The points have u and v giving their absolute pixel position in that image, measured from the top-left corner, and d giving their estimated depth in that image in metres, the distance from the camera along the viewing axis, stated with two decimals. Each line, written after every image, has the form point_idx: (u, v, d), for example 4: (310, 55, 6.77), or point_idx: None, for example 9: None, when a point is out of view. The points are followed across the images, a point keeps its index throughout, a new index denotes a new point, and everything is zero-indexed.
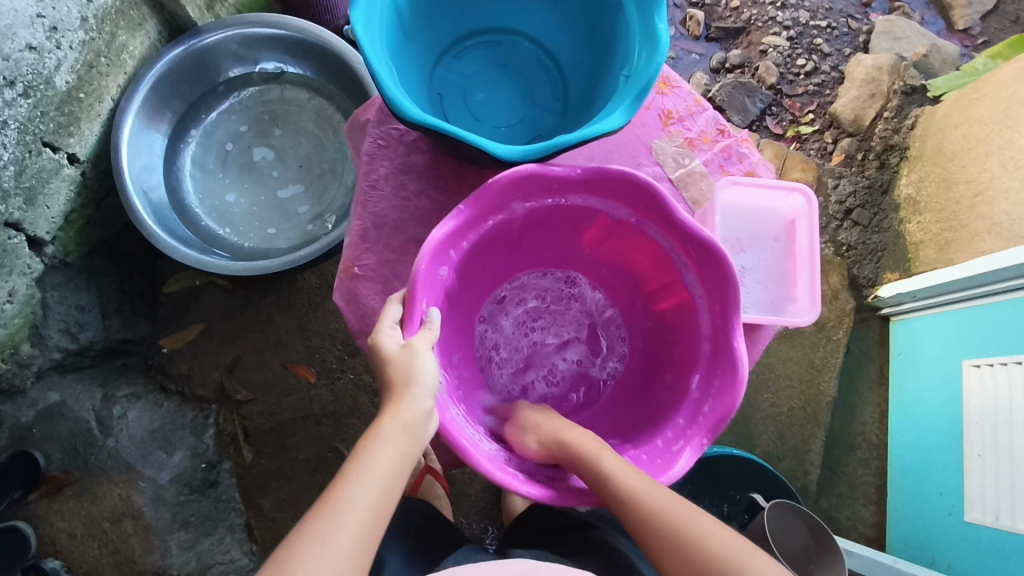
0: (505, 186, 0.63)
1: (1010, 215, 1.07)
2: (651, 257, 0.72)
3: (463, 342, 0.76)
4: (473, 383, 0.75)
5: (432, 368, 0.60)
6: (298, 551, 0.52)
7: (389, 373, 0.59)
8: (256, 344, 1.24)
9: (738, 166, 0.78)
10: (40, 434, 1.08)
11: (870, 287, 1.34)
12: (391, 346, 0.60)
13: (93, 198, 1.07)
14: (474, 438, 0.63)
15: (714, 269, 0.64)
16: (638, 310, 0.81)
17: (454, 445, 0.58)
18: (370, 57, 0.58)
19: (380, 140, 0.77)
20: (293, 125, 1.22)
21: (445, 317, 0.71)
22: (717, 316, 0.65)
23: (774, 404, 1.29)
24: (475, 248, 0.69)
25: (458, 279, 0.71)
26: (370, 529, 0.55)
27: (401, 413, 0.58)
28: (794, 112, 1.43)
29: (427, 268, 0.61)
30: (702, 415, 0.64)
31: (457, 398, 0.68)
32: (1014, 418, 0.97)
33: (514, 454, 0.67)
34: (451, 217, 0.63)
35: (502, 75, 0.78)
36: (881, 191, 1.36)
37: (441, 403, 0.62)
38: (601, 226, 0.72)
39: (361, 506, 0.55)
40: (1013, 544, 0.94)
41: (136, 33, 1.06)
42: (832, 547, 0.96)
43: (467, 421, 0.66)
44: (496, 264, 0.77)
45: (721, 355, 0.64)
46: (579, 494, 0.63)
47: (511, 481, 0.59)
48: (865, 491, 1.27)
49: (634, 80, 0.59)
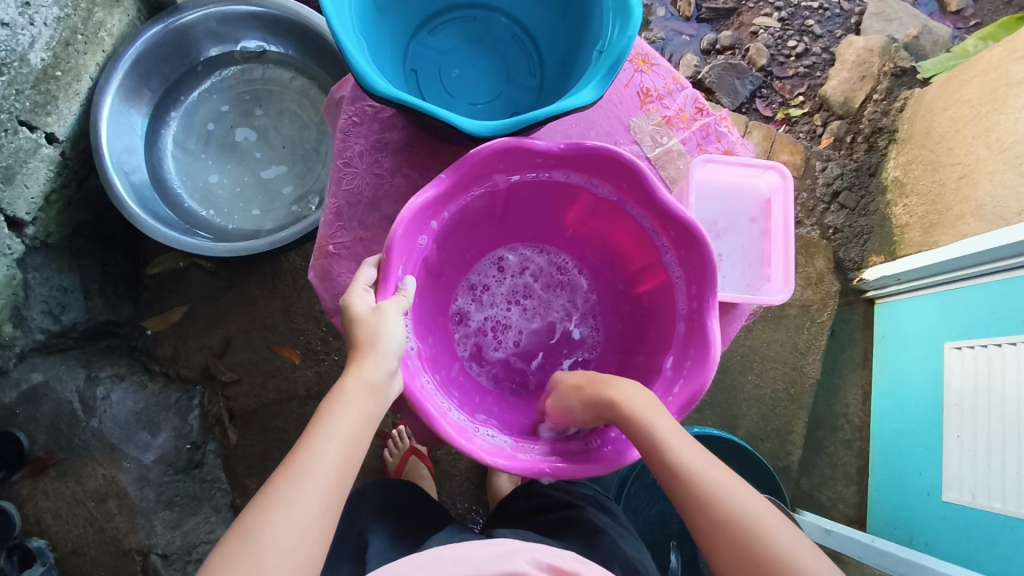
0: (486, 156, 0.62)
1: (994, 197, 1.07)
2: (632, 238, 0.72)
3: (436, 315, 0.76)
4: (447, 355, 0.76)
5: (399, 332, 0.60)
6: (264, 509, 0.52)
7: (355, 334, 0.59)
8: (242, 325, 1.24)
9: (715, 145, 0.78)
10: (23, 414, 1.09)
11: (855, 270, 1.34)
12: (360, 308, 0.60)
13: (74, 178, 1.06)
14: (443, 406, 0.63)
15: (694, 251, 0.64)
16: (618, 293, 0.81)
17: (419, 409, 0.59)
18: (338, 33, 0.58)
19: (355, 117, 0.76)
20: (276, 106, 1.21)
21: (422, 287, 0.71)
22: (694, 298, 0.65)
23: (757, 386, 1.30)
24: (454, 220, 0.70)
25: (438, 251, 0.71)
26: (337, 487, 0.55)
27: (366, 372, 0.58)
28: (784, 94, 1.42)
29: (402, 236, 0.62)
30: (673, 396, 0.65)
31: (431, 368, 0.69)
32: (993, 398, 0.97)
33: (483, 424, 0.68)
34: (431, 185, 0.62)
35: (478, 52, 0.78)
36: (869, 174, 1.37)
37: (411, 370, 0.63)
38: (583, 204, 0.73)
39: (327, 465, 0.55)
40: (989, 523, 0.95)
41: (114, 11, 1.04)
42: None
43: (438, 389, 0.67)
44: (478, 238, 0.78)
45: (694, 336, 0.64)
46: (543, 464, 0.61)
47: (472, 449, 0.60)
48: (846, 472, 1.29)
49: (605, 55, 0.59)
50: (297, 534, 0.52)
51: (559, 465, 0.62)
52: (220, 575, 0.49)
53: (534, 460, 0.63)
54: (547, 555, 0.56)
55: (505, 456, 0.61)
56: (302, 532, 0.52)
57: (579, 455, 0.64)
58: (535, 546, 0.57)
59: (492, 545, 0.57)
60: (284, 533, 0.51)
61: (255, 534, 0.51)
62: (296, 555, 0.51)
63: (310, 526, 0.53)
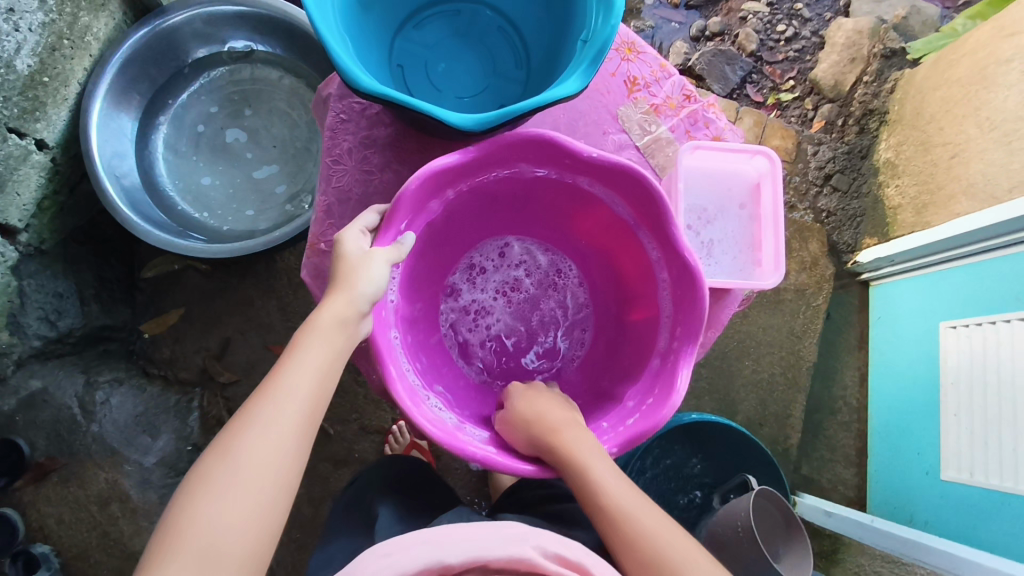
0: (518, 142, 0.63)
1: (985, 176, 1.07)
2: (635, 263, 0.73)
3: (426, 284, 0.77)
4: (426, 327, 0.76)
5: (377, 282, 0.61)
6: (238, 432, 0.55)
7: (336, 269, 0.61)
8: (239, 326, 1.24)
9: (704, 131, 0.78)
10: (23, 421, 1.09)
11: (849, 253, 1.35)
12: (351, 247, 0.61)
13: (66, 184, 1.06)
14: (402, 366, 0.64)
15: (689, 294, 0.65)
16: (606, 316, 0.81)
17: (380, 368, 0.59)
18: (321, 29, 0.57)
19: (342, 114, 0.76)
20: (266, 106, 1.21)
21: (418, 254, 0.72)
22: (676, 338, 0.66)
23: (754, 371, 1.30)
24: (467, 196, 0.70)
25: (445, 221, 0.72)
26: (309, 414, 0.58)
27: (337, 309, 0.59)
28: (775, 79, 1.41)
29: (413, 193, 0.62)
30: (623, 428, 0.65)
31: (404, 329, 0.69)
32: (989, 376, 0.98)
33: (433, 396, 0.68)
34: (457, 152, 0.63)
35: (464, 45, 0.78)
36: (860, 156, 1.37)
37: (381, 321, 0.64)
38: (599, 218, 0.73)
39: (299, 394, 0.58)
40: (988, 500, 0.96)
41: (100, 14, 1.04)
42: (799, 529, 0.86)
43: (404, 351, 0.67)
44: (492, 221, 0.79)
45: (664, 374, 0.66)
46: (476, 450, 0.61)
47: (415, 413, 0.59)
48: (845, 454, 1.29)
49: (590, 44, 0.59)
50: (272, 457, 0.55)
51: (492, 456, 0.61)
52: (200, 486, 0.54)
53: (468, 443, 0.62)
54: (555, 545, 0.57)
55: (445, 431, 0.60)
56: (276, 455, 0.56)
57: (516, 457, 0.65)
58: (544, 533, 0.58)
59: (503, 525, 0.58)
60: (261, 456, 0.55)
61: (234, 455, 0.55)
62: (272, 477, 0.55)
63: (279, 450, 0.56)
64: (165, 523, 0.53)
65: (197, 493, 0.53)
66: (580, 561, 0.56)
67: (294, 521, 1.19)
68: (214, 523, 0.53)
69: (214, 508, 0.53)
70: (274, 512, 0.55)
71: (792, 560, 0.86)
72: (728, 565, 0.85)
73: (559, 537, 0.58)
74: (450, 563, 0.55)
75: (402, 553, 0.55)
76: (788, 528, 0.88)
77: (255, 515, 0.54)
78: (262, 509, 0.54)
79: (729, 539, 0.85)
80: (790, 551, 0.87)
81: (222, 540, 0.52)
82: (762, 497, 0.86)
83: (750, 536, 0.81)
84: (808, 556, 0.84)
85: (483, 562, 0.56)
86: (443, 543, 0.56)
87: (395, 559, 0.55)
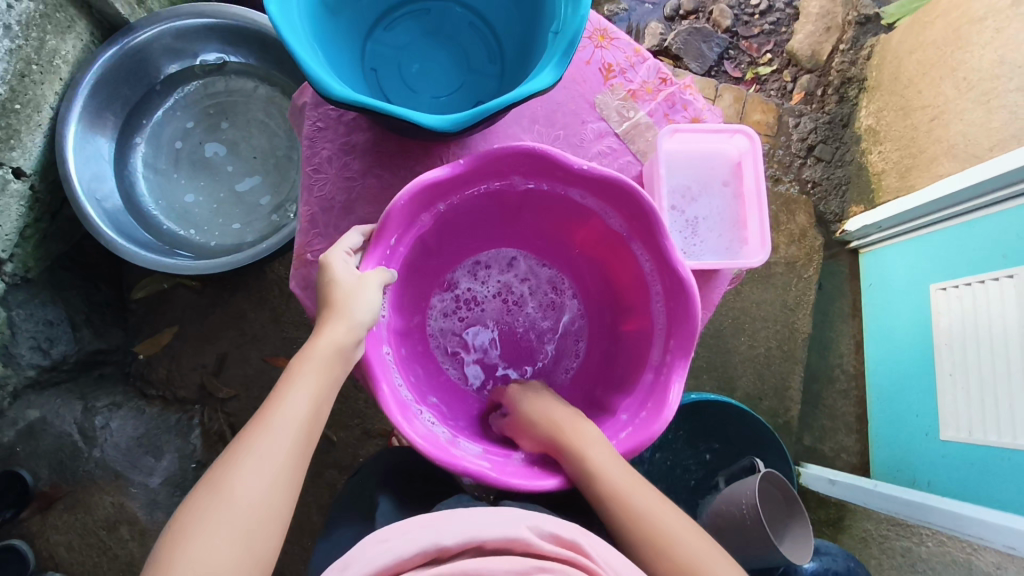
0: (509, 154, 0.64)
1: (965, 135, 1.08)
2: (629, 274, 0.73)
3: (421, 295, 0.78)
4: (420, 337, 0.78)
5: (370, 305, 0.62)
6: (234, 463, 0.55)
7: (330, 295, 0.61)
8: (234, 339, 1.24)
9: (682, 114, 0.78)
10: (24, 452, 1.09)
11: (837, 222, 1.35)
12: (340, 271, 0.61)
13: (47, 211, 1.06)
14: (395, 381, 0.65)
15: (682, 308, 0.65)
16: (601, 326, 0.81)
17: (373, 388, 0.61)
18: (287, 39, 0.57)
19: (319, 122, 0.75)
20: (243, 117, 1.21)
21: (412, 266, 0.73)
22: (669, 352, 0.67)
23: (751, 346, 1.31)
24: (458, 209, 0.72)
25: (435, 235, 0.73)
26: (300, 444, 0.58)
27: (337, 337, 0.60)
28: (752, 54, 1.41)
29: (402, 209, 0.64)
30: (618, 439, 0.67)
31: (396, 342, 0.70)
32: (981, 335, 0.98)
33: (428, 411, 0.68)
34: (447, 166, 0.64)
35: (436, 44, 0.77)
36: (842, 125, 1.37)
37: (375, 339, 0.65)
38: (594, 229, 0.74)
39: (295, 421, 0.58)
40: (986, 455, 0.97)
41: (67, 37, 1.02)
42: (800, 510, 0.86)
43: (397, 364, 0.68)
44: (485, 230, 0.79)
45: (657, 389, 0.66)
46: (468, 464, 0.61)
47: (409, 432, 0.60)
48: (846, 421, 1.30)
49: (561, 35, 0.58)
50: (265, 490, 0.55)
51: (485, 470, 0.61)
52: (195, 522, 0.53)
53: (461, 457, 0.62)
54: (549, 526, 0.57)
55: (438, 446, 0.61)
56: (270, 488, 0.55)
57: (515, 470, 0.64)
58: (543, 518, 0.58)
59: (499, 509, 0.58)
60: (254, 490, 0.55)
61: (226, 490, 0.54)
62: (265, 510, 0.55)
63: (277, 477, 0.56)
64: (154, 561, 0.52)
65: (189, 528, 0.53)
66: (574, 539, 0.57)
67: (303, 529, 1.19)
68: (206, 562, 0.51)
69: (211, 542, 0.52)
70: (266, 548, 0.54)
71: (795, 543, 0.86)
72: (733, 541, 0.86)
73: (553, 518, 0.59)
74: (446, 545, 0.55)
75: (398, 539, 0.55)
76: (791, 512, 0.88)
77: (247, 550, 0.53)
78: (256, 543, 0.54)
79: (733, 523, 0.86)
80: (793, 535, 0.86)
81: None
82: (767, 481, 0.87)
83: (755, 516, 0.82)
84: (811, 535, 0.85)
85: (479, 543, 0.55)
86: (439, 528, 0.56)
87: (391, 545, 0.55)
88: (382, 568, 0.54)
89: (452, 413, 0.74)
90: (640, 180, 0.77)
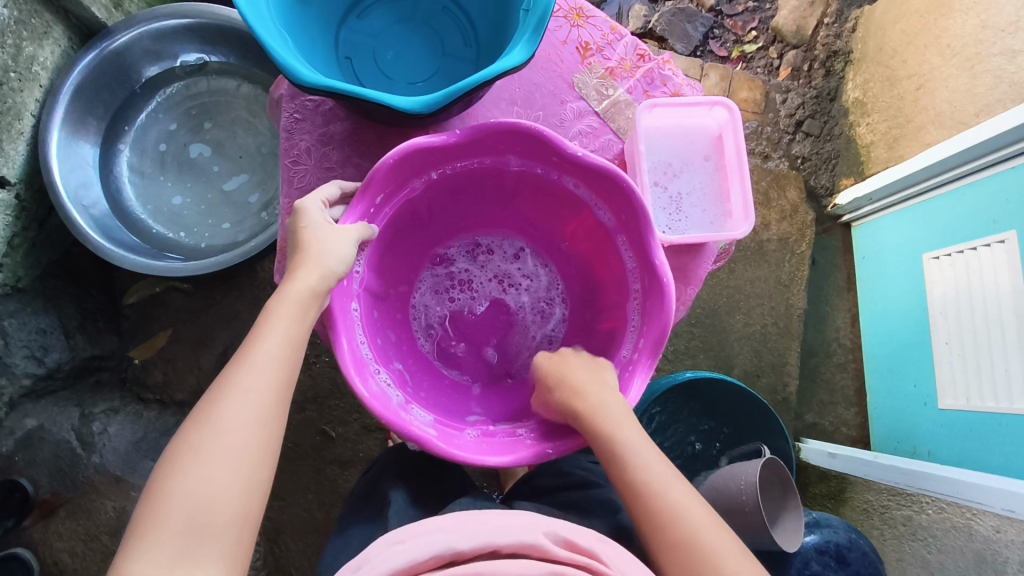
0: (506, 131, 0.64)
1: (951, 103, 1.08)
2: (612, 269, 0.73)
3: (405, 265, 0.78)
4: (398, 301, 0.78)
5: (343, 254, 0.61)
6: (219, 399, 0.55)
7: (303, 241, 0.61)
8: (226, 338, 1.22)
9: (661, 89, 0.78)
10: (23, 460, 1.10)
11: (827, 196, 1.36)
12: (318, 219, 0.62)
13: (34, 219, 1.05)
14: (356, 337, 0.64)
15: (655, 311, 0.64)
16: (579, 323, 0.80)
17: (334, 342, 0.60)
18: (256, 28, 0.56)
19: (297, 114, 0.75)
20: (226, 117, 1.20)
21: (395, 234, 0.73)
22: (637, 351, 0.66)
23: (747, 324, 1.31)
24: (450, 180, 0.72)
25: (427, 202, 0.74)
26: (282, 379, 0.58)
27: (311, 284, 0.59)
28: (737, 31, 1.40)
29: (387, 172, 0.63)
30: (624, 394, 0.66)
31: (367, 302, 0.70)
32: (975, 303, 0.98)
33: (386, 372, 0.67)
34: (443, 134, 0.64)
35: (410, 31, 0.76)
36: (829, 98, 1.37)
37: (344, 292, 0.64)
38: (583, 221, 0.74)
39: (273, 358, 0.58)
40: (983, 421, 0.96)
41: (44, 43, 1.01)
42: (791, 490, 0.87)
43: (365, 322, 0.67)
44: (481, 207, 0.79)
45: (619, 386, 0.67)
46: (419, 429, 0.60)
47: (361, 389, 0.59)
48: (845, 395, 1.30)
49: (531, 13, 0.58)
50: (250, 422, 0.55)
51: (433, 436, 0.61)
52: (184, 455, 0.53)
53: (412, 422, 0.61)
54: (564, 531, 0.56)
55: (389, 407, 0.60)
56: (255, 420, 0.55)
57: (459, 443, 0.63)
58: (558, 522, 0.58)
59: (515, 515, 0.58)
60: (239, 423, 0.55)
61: (213, 421, 0.54)
62: (253, 440, 0.55)
63: (261, 410, 0.56)
64: (147, 495, 0.52)
65: (178, 462, 0.53)
66: (588, 545, 0.56)
67: (307, 524, 1.19)
68: (199, 492, 0.52)
69: (200, 475, 0.52)
70: (259, 476, 0.55)
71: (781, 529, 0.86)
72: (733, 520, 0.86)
73: (569, 524, 0.58)
74: (461, 549, 0.54)
75: (413, 540, 0.55)
76: (785, 497, 0.88)
77: (239, 478, 0.53)
78: (244, 473, 0.54)
79: (730, 501, 0.86)
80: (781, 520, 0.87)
81: (208, 505, 0.52)
82: (769, 466, 0.87)
83: (755, 504, 0.81)
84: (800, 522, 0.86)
85: (494, 548, 0.55)
86: (455, 532, 0.55)
87: (407, 546, 0.55)
88: (397, 569, 0.53)
89: (416, 381, 0.73)
90: (622, 159, 0.77)
